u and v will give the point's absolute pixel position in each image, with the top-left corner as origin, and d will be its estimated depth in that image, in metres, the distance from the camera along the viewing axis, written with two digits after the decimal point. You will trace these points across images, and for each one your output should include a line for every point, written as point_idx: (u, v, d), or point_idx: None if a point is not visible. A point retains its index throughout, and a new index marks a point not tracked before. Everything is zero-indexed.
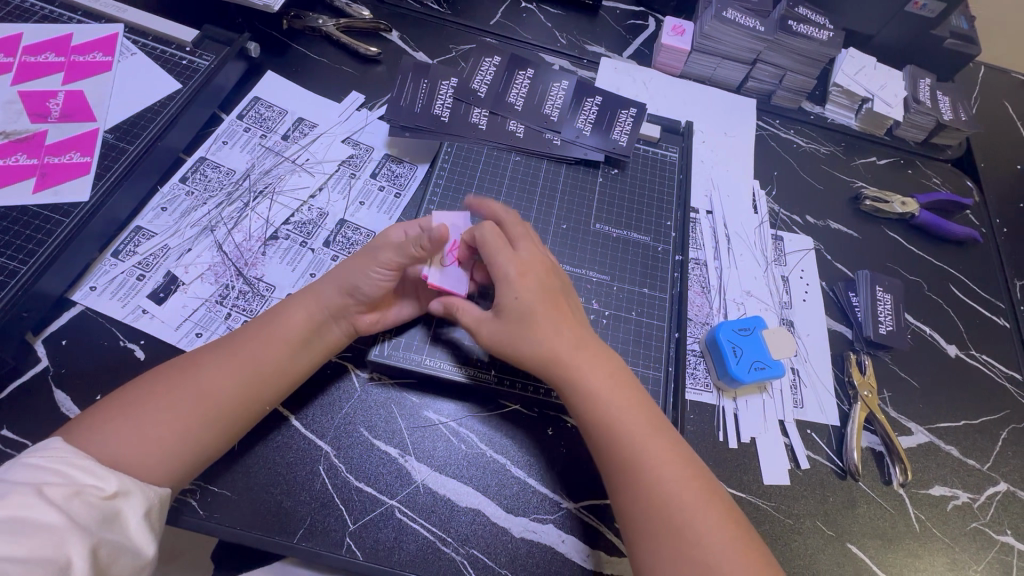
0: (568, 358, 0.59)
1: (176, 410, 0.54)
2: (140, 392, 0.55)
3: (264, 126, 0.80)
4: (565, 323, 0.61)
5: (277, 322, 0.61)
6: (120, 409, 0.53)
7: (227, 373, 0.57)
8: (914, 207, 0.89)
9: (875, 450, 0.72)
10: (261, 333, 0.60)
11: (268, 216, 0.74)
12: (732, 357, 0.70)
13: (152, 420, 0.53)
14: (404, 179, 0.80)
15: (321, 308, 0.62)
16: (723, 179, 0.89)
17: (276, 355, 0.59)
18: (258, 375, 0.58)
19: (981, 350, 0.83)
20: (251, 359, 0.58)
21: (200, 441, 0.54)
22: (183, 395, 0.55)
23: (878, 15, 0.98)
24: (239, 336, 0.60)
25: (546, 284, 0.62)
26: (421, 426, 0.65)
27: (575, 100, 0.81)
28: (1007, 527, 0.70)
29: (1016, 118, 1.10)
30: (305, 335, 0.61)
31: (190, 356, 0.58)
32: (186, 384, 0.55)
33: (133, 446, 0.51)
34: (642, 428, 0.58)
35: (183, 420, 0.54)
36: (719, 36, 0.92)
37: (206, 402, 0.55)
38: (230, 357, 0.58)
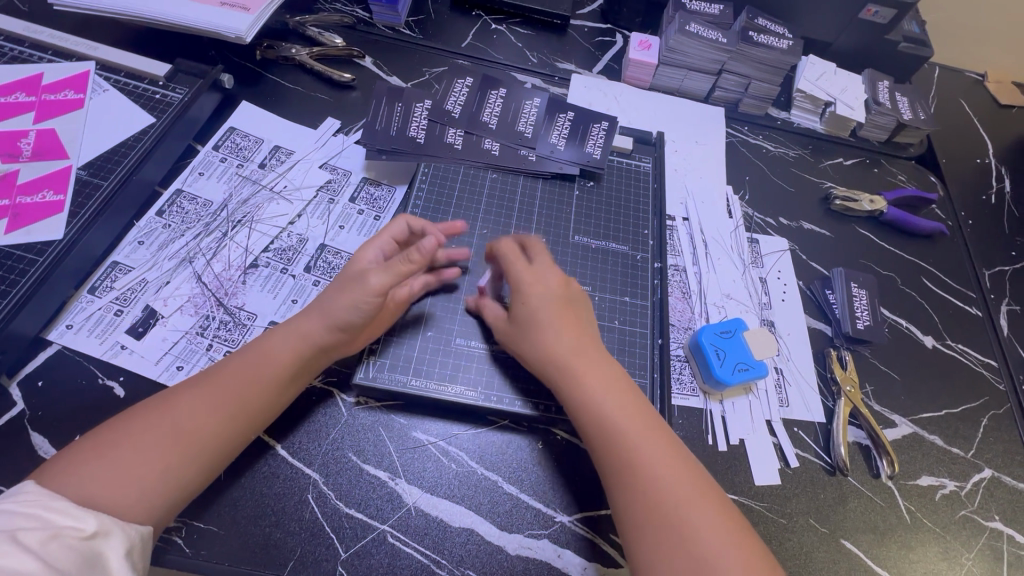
0: (568, 362, 0.61)
1: (159, 447, 0.53)
2: (121, 429, 0.54)
3: (240, 156, 0.81)
4: (568, 331, 0.63)
5: (263, 351, 0.60)
6: (100, 448, 0.52)
7: (212, 406, 0.56)
8: (882, 204, 0.92)
9: (862, 444, 0.73)
10: (246, 363, 0.60)
11: (247, 245, 0.74)
12: (715, 360, 0.71)
13: (134, 457, 0.52)
14: (383, 202, 0.80)
15: (307, 333, 0.62)
16: (697, 187, 0.91)
17: (262, 384, 0.59)
18: (244, 406, 0.57)
19: (956, 340, 0.85)
20: (237, 390, 0.58)
21: (183, 478, 0.53)
22: (166, 431, 0.54)
23: (834, 23, 1.02)
24: (224, 366, 0.59)
25: (558, 296, 0.65)
26: (411, 447, 0.65)
27: (548, 116, 0.83)
28: (995, 513, 0.71)
29: (972, 116, 1.15)
30: (292, 361, 0.61)
31: (173, 391, 0.58)
32: (170, 420, 0.55)
33: (114, 486, 0.50)
34: (642, 433, 0.58)
35: (166, 456, 0.53)
36: (684, 49, 0.96)
37: (191, 437, 0.54)
38: (215, 389, 0.57)
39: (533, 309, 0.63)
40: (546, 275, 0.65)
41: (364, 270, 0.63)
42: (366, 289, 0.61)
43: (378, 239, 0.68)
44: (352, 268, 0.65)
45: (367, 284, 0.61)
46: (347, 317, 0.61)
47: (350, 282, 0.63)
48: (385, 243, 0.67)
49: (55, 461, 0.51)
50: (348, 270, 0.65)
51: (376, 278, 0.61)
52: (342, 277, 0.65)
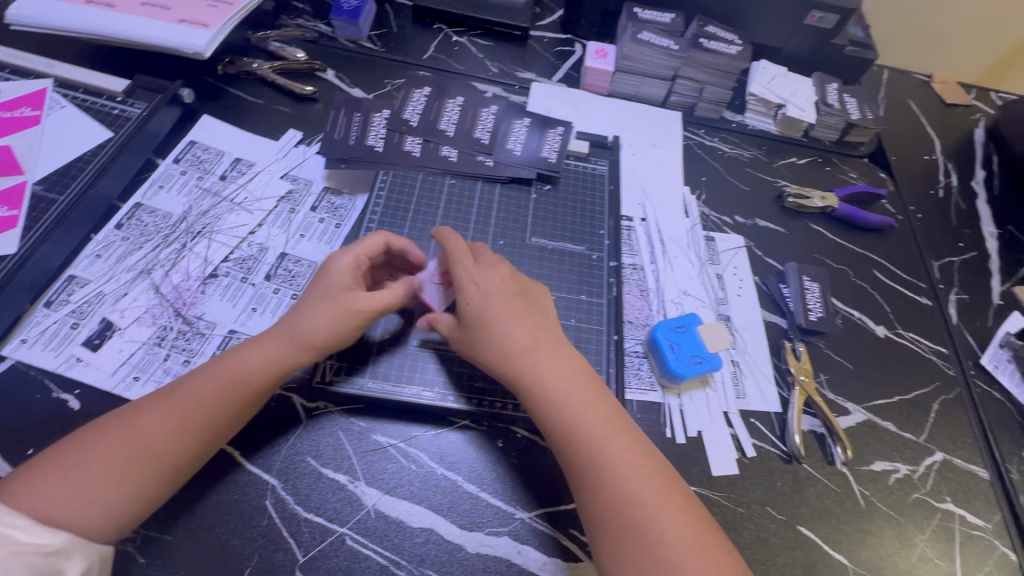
0: (538, 356, 0.62)
1: (124, 467, 0.53)
2: (86, 446, 0.54)
3: (201, 168, 0.82)
4: (535, 322, 0.65)
5: (232, 367, 0.59)
6: (64, 465, 0.52)
7: (179, 426, 0.56)
8: (833, 200, 0.96)
9: (817, 433, 0.75)
10: (214, 381, 0.58)
11: (206, 255, 0.74)
12: (670, 354, 0.73)
13: (98, 477, 0.52)
14: (344, 210, 0.81)
15: (280, 348, 0.61)
16: (654, 188, 0.94)
17: (230, 403, 0.58)
18: (212, 425, 0.57)
19: (907, 329, 0.87)
20: (205, 410, 0.57)
21: (151, 496, 0.54)
22: (131, 450, 0.54)
23: (782, 29, 1.06)
24: (192, 382, 0.58)
25: (524, 290, 0.68)
26: (370, 449, 0.65)
27: (504, 123, 0.85)
28: (946, 495, 0.73)
29: (920, 115, 1.19)
30: (262, 379, 0.60)
31: (138, 404, 0.57)
32: (135, 438, 0.54)
33: (81, 505, 0.51)
34: (607, 430, 0.59)
35: (131, 476, 0.53)
36: (638, 56, 0.99)
37: (157, 456, 0.54)
38: (181, 407, 0.56)
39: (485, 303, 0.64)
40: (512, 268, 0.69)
41: (347, 288, 0.64)
42: (363, 312, 0.63)
43: (354, 253, 0.66)
44: (334, 284, 0.64)
45: (362, 314, 0.63)
46: (333, 343, 0.63)
47: (333, 299, 0.63)
48: (363, 259, 0.67)
49: (19, 477, 0.52)
50: (324, 283, 0.64)
51: (371, 309, 0.63)
52: (325, 294, 0.63)
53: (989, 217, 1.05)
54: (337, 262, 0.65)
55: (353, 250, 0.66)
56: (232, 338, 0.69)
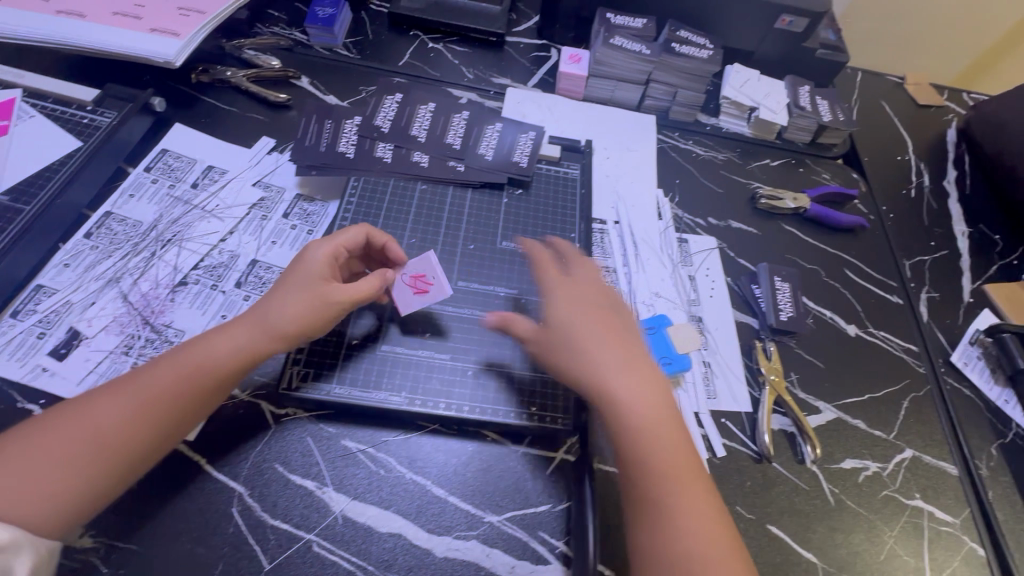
0: (620, 382, 0.61)
1: (76, 461, 0.53)
2: (35, 439, 0.53)
3: (173, 177, 0.82)
4: (620, 345, 0.64)
5: (192, 359, 0.58)
6: (14, 458, 0.52)
7: (134, 419, 0.55)
8: (805, 201, 0.97)
9: (788, 432, 0.75)
10: (173, 373, 0.58)
11: (176, 263, 0.74)
12: None
13: (48, 471, 0.52)
14: (317, 216, 0.82)
15: (245, 339, 0.60)
16: (628, 191, 0.94)
17: (189, 397, 0.57)
18: (169, 419, 0.57)
19: (879, 327, 0.88)
20: (162, 403, 0.56)
21: (104, 491, 0.54)
22: (83, 444, 0.53)
23: (753, 33, 1.07)
24: (149, 373, 0.57)
25: (608, 310, 0.67)
26: (338, 454, 0.65)
27: (475, 129, 0.86)
28: (915, 491, 0.74)
29: (892, 116, 1.21)
30: (224, 372, 0.59)
31: (95, 395, 0.57)
32: (88, 431, 0.54)
33: (30, 499, 0.51)
34: (676, 452, 0.59)
35: (84, 470, 0.53)
36: (611, 61, 1.00)
37: (111, 450, 0.54)
38: (137, 400, 0.56)
39: (561, 316, 0.65)
40: (598, 285, 0.69)
41: (320, 279, 0.63)
42: (335, 301, 0.63)
43: (331, 244, 0.66)
44: (308, 275, 0.63)
45: (336, 306, 0.63)
46: (305, 334, 0.62)
47: (307, 290, 0.62)
48: (341, 250, 0.66)
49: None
50: (298, 275, 0.63)
51: (343, 301, 0.63)
52: (300, 284, 0.63)
53: (960, 216, 1.06)
54: (315, 252, 0.65)
55: (331, 241, 0.66)
56: None
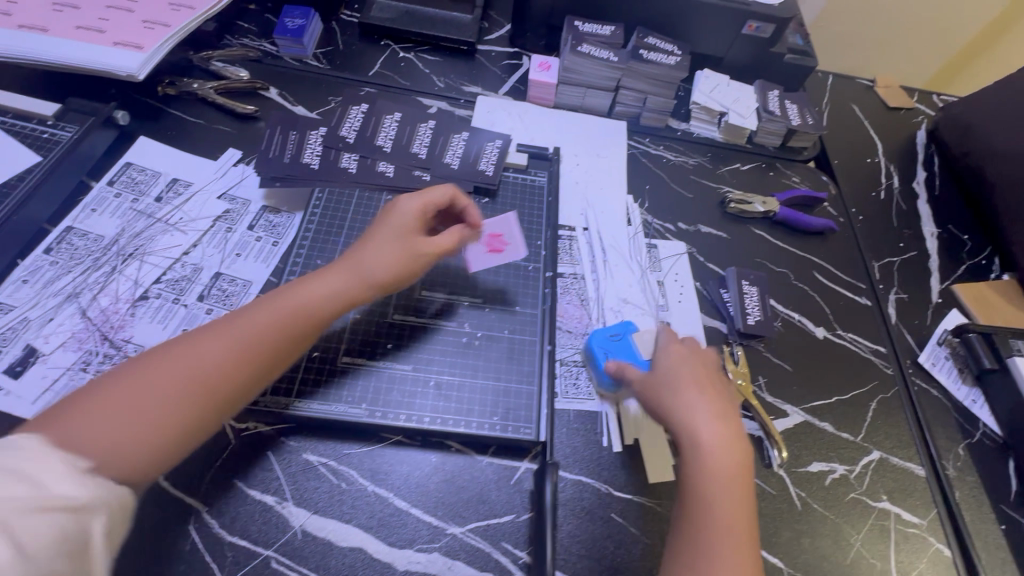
0: (706, 432, 0.62)
1: (182, 398, 0.54)
2: (138, 376, 0.54)
3: (136, 190, 0.81)
4: (711, 398, 0.65)
5: (291, 303, 0.61)
6: (111, 399, 0.52)
7: (239, 357, 0.57)
8: (773, 205, 0.97)
9: (755, 436, 0.76)
10: (276, 314, 0.60)
11: (137, 277, 0.73)
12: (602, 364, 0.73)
13: (152, 409, 0.53)
14: (282, 228, 0.81)
15: (340, 286, 0.64)
16: (597, 197, 0.95)
17: (287, 338, 0.60)
18: (271, 359, 0.59)
19: (847, 329, 0.89)
20: (265, 343, 0.59)
21: (204, 428, 0.56)
22: (189, 381, 0.55)
23: (721, 40, 1.08)
24: (251, 315, 0.60)
25: (706, 370, 0.68)
26: (299, 467, 0.64)
27: (442, 138, 0.87)
28: (882, 493, 0.74)
29: (862, 119, 1.22)
30: (320, 317, 0.62)
31: (195, 334, 0.58)
32: (192, 369, 0.55)
33: (125, 439, 0.51)
34: (731, 502, 0.59)
35: (188, 406, 0.54)
36: (579, 68, 1.00)
37: (209, 389, 0.56)
38: (240, 339, 0.58)
39: (668, 369, 0.67)
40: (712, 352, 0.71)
41: (409, 229, 0.68)
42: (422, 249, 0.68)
43: (419, 200, 0.70)
44: (398, 226, 0.68)
45: (426, 257, 0.68)
46: (396, 282, 0.67)
47: (395, 239, 0.67)
48: (429, 206, 0.71)
49: (63, 411, 0.51)
50: (389, 225, 0.68)
51: (428, 253, 0.68)
52: (392, 235, 0.67)
53: (929, 217, 1.07)
54: (404, 206, 0.69)
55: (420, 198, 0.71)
56: None
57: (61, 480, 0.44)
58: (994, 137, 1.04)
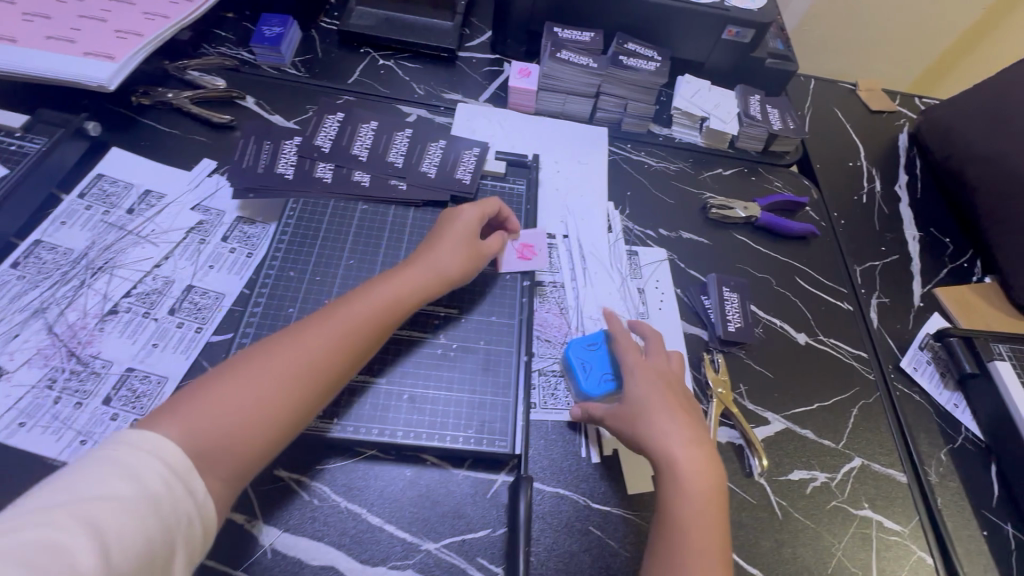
0: (678, 453, 0.62)
1: (290, 388, 0.57)
2: (248, 372, 0.56)
3: (107, 203, 0.80)
4: (680, 417, 0.65)
5: (378, 298, 0.65)
6: (224, 391, 0.55)
7: (339, 349, 0.60)
8: (755, 210, 0.97)
9: (736, 444, 0.75)
10: (368, 308, 0.64)
11: (106, 291, 0.72)
12: (581, 373, 0.72)
13: (263, 400, 0.55)
14: (257, 239, 0.80)
15: (420, 283, 0.68)
16: (577, 204, 0.94)
17: (376, 331, 0.64)
18: (365, 350, 0.63)
19: (828, 334, 0.88)
20: (361, 335, 0.62)
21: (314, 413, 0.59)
22: (296, 372, 0.58)
23: (702, 45, 1.08)
24: (344, 312, 0.63)
25: (672, 387, 0.68)
26: (269, 484, 0.63)
27: (418, 147, 0.86)
28: (864, 501, 0.74)
29: (844, 122, 1.22)
30: (404, 310, 0.66)
31: (293, 332, 0.61)
32: (298, 361, 0.58)
33: (247, 428, 0.54)
34: (707, 524, 0.59)
35: (296, 397, 0.57)
36: (559, 75, 1.00)
37: (316, 381, 0.59)
38: (337, 332, 0.61)
39: (638, 393, 0.66)
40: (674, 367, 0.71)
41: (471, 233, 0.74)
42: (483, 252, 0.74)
43: (478, 208, 0.76)
44: (463, 229, 0.73)
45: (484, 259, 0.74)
46: (463, 279, 0.72)
47: (462, 242, 0.72)
48: (485, 215, 0.76)
49: (176, 405, 0.53)
50: (454, 228, 0.73)
51: (483, 255, 0.74)
52: (459, 239, 0.72)
53: (911, 220, 1.07)
54: (466, 211, 0.75)
55: (478, 206, 0.76)
56: (129, 377, 0.67)
57: (161, 481, 0.47)
58: (974, 140, 1.04)
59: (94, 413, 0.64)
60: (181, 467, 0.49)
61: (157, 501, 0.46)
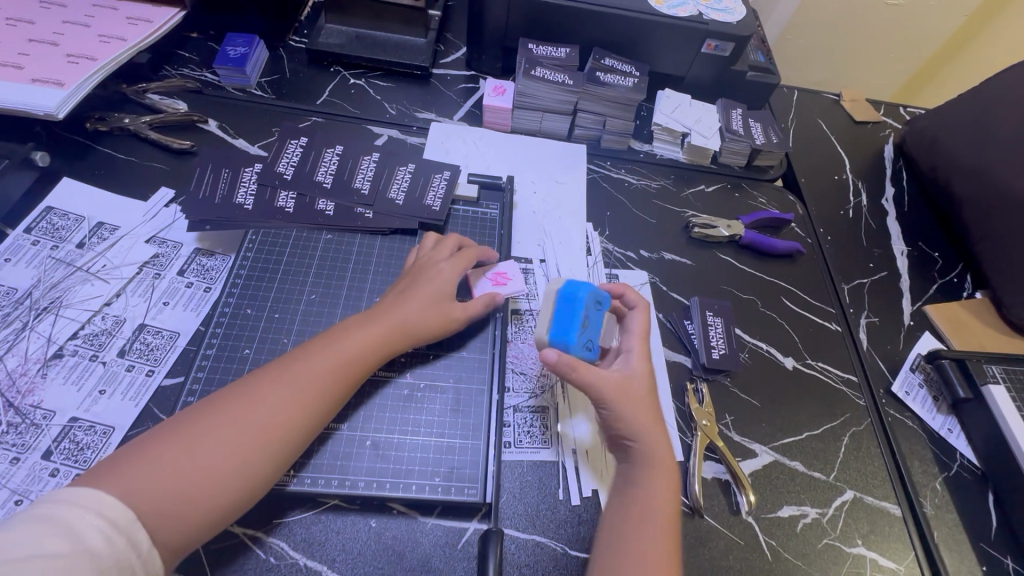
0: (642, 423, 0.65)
1: (239, 452, 0.53)
2: (200, 424, 0.53)
3: (56, 237, 0.76)
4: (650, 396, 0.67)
5: (340, 353, 0.61)
6: (167, 451, 0.50)
7: (297, 408, 0.57)
8: (739, 228, 0.94)
9: (721, 480, 0.71)
10: (334, 359, 0.60)
11: (51, 334, 0.68)
12: (578, 323, 0.67)
13: (210, 463, 0.51)
14: (215, 272, 0.76)
15: (388, 334, 0.64)
16: (555, 226, 0.91)
17: (337, 389, 0.60)
18: (324, 410, 0.59)
19: (817, 358, 0.85)
20: (322, 387, 0.59)
21: (268, 474, 0.54)
22: (247, 434, 0.54)
23: (681, 59, 1.06)
24: (306, 362, 0.60)
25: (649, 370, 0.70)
26: (221, 542, 0.58)
27: (386, 171, 0.83)
28: (857, 538, 0.70)
29: (828, 133, 1.20)
30: (368, 364, 0.62)
31: (251, 383, 0.57)
32: (251, 421, 0.54)
33: (193, 483, 0.50)
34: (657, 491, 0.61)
35: (243, 460, 0.53)
36: (534, 92, 0.96)
37: (271, 437, 0.55)
38: (294, 391, 0.57)
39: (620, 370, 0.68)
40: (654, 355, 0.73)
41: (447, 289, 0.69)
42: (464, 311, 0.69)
43: (457, 260, 0.72)
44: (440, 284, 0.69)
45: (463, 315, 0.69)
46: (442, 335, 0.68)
47: (438, 299, 0.68)
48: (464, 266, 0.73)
49: (120, 462, 0.49)
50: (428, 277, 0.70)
51: (462, 317, 0.69)
52: (435, 292, 0.69)
53: (899, 234, 1.04)
54: (444, 264, 0.71)
55: (459, 257, 0.73)
56: (72, 428, 0.62)
57: (100, 535, 0.43)
58: (960, 152, 1.02)
59: (33, 469, 0.59)
60: (125, 521, 0.45)
61: (97, 557, 0.42)
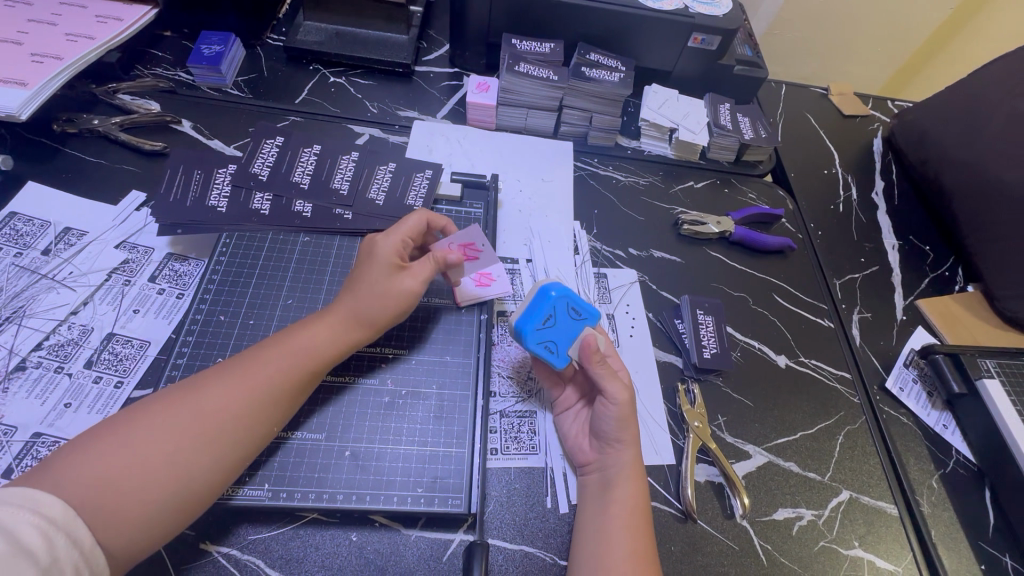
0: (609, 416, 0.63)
1: (182, 447, 0.51)
2: (142, 418, 0.51)
3: (20, 243, 0.73)
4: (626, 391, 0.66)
5: (294, 350, 0.59)
6: (107, 444, 0.49)
7: (246, 404, 0.55)
8: (728, 224, 0.92)
9: (715, 483, 0.69)
10: (290, 353, 0.59)
11: (14, 345, 0.65)
12: (541, 319, 0.66)
13: (152, 457, 0.49)
14: (188, 278, 0.74)
15: (343, 326, 0.63)
16: (541, 225, 0.89)
17: (292, 385, 0.58)
18: (275, 407, 0.57)
19: (810, 355, 0.84)
20: (277, 383, 0.57)
21: (221, 467, 0.53)
22: (191, 429, 0.52)
23: (668, 54, 1.04)
24: (261, 357, 0.58)
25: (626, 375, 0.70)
26: (192, 560, 0.55)
27: (366, 171, 0.80)
28: (854, 540, 0.69)
29: (818, 128, 1.19)
30: (326, 359, 0.61)
31: (203, 378, 0.56)
32: (195, 416, 0.53)
33: (136, 476, 0.48)
34: (627, 482, 0.61)
35: (190, 454, 0.51)
36: (519, 88, 0.94)
37: (223, 431, 0.53)
38: (247, 386, 0.56)
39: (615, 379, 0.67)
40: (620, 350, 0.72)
41: (388, 267, 0.66)
42: (412, 285, 0.66)
43: (398, 235, 0.68)
44: (378, 264, 0.66)
45: (411, 289, 0.66)
46: (394, 314, 0.65)
47: (378, 277, 0.65)
48: (407, 239, 0.69)
49: (61, 456, 0.48)
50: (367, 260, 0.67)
51: (418, 284, 0.66)
52: (377, 273, 0.65)
53: (890, 228, 1.03)
54: (384, 243, 0.67)
55: (398, 232, 0.69)
56: (35, 444, 0.59)
57: (37, 534, 0.41)
58: (949, 145, 1.01)
59: None
60: (64, 518, 0.44)
61: (37, 557, 0.40)
